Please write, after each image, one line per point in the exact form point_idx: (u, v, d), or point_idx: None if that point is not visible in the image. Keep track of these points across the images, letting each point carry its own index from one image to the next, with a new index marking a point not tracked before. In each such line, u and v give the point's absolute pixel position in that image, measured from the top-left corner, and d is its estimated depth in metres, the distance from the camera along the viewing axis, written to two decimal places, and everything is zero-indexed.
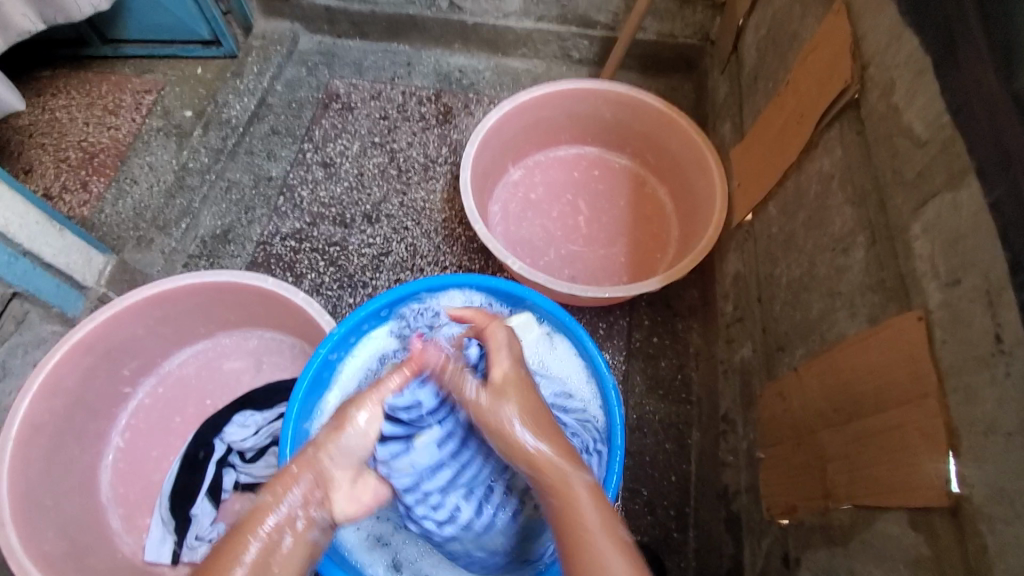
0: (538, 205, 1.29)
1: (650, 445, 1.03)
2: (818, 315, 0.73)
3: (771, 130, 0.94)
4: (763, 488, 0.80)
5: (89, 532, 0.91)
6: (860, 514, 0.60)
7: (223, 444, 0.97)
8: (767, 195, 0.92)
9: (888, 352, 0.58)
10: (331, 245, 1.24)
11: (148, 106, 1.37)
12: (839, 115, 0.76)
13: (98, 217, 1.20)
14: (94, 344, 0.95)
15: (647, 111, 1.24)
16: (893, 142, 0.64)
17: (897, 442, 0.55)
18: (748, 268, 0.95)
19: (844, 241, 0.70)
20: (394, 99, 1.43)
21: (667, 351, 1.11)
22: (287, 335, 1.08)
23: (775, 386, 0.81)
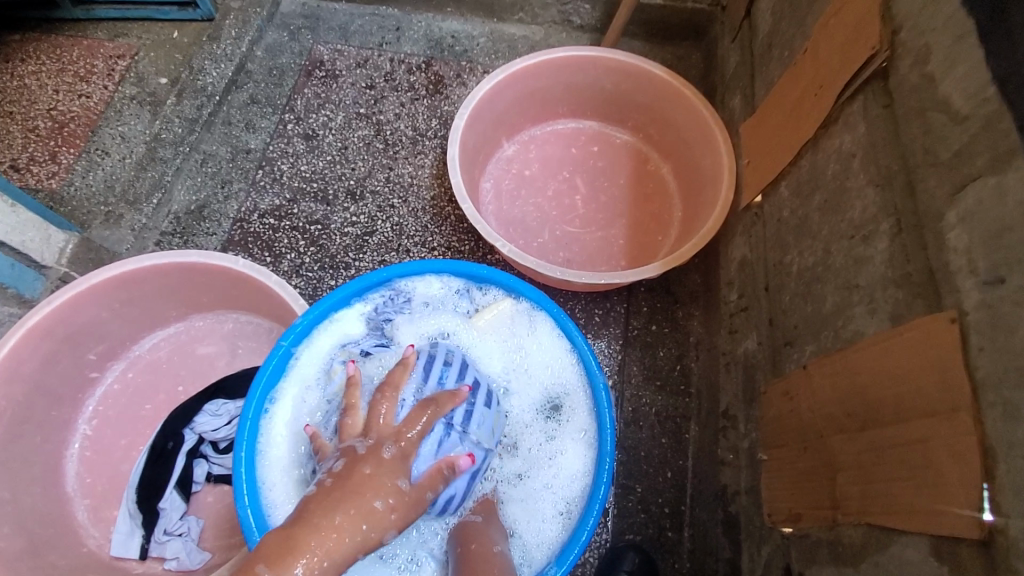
0: (533, 182, 1.22)
1: (646, 439, 0.98)
2: (832, 309, 0.66)
3: (785, 104, 0.86)
4: (764, 492, 0.75)
5: (51, 526, 0.87)
6: (872, 533, 0.54)
7: (194, 435, 0.92)
8: (779, 175, 0.85)
9: (913, 356, 0.51)
10: (312, 224, 1.17)
11: (120, 72, 1.28)
12: (863, 87, 0.68)
13: (66, 191, 1.13)
14: (53, 328, 0.89)
15: (651, 82, 1.15)
16: (926, 117, 0.57)
17: (920, 458, 0.49)
18: (756, 254, 0.88)
19: (865, 227, 0.63)
20: (382, 67, 1.34)
21: (666, 341, 1.04)
22: (264, 319, 1.01)
23: (781, 384, 0.74)
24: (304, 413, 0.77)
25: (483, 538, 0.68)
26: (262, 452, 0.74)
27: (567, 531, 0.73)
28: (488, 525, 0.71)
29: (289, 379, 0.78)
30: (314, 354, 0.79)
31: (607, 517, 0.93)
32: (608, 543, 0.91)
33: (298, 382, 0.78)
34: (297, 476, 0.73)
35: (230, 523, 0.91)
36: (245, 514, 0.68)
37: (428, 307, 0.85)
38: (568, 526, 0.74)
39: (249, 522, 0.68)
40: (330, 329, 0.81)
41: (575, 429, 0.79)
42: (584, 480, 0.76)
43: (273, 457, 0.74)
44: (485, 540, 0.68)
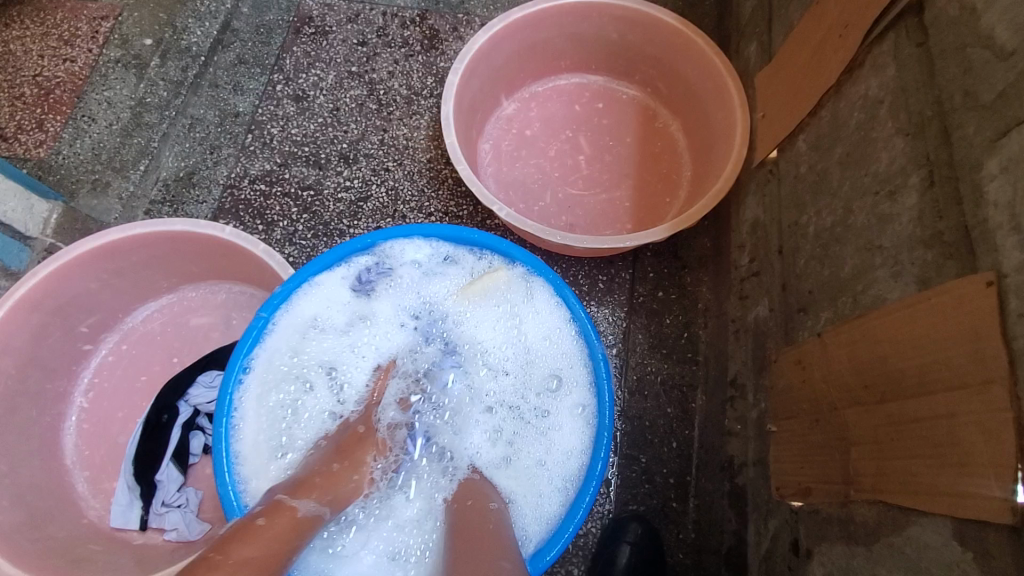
0: (534, 143, 1.15)
1: (651, 409, 0.94)
2: (851, 273, 0.61)
3: (806, 48, 0.79)
4: (772, 465, 0.72)
5: (51, 498, 0.87)
6: (889, 511, 0.51)
7: (189, 407, 0.91)
8: (796, 127, 0.78)
9: (941, 323, 0.46)
10: (304, 190, 1.12)
11: (104, 34, 1.21)
12: (894, 24, 0.61)
13: (54, 159, 1.09)
14: (42, 300, 0.87)
15: (661, 31, 1.07)
16: (968, 54, 0.50)
17: (944, 434, 0.45)
18: (769, 215, 0.83)
19: (891, 181, 0.57)
20: (374, 22, 1.27)
21: (673, 308, 1.00)
22: (258, 290, 0.98)
23: (793, 353, 0.70)
24: (284, 383, 0.74)
25: (478, 496, 0.67)
26: (240, 423, 0.71)
27: (563, 506, 0.71)
28: (482, 486, 0.70)
29: (267, 346, 0.74)
30: (294, 321, 0.76)
31: (609, 488, 0.90)
32: (611, 513, 0.89)
33: (277, 351, 0.74)
34: (276, 448, 0.71)
35: None
36: (224, 489, 0.66)
37: (416, 272, 0.80)
38: (562, 502, 0.71)
39: (227, 496, 0.66)
40: (311, 294, 0.77)
41: (570, 401, 0.76)
42: (580, 455, 0.73)
43: (249, 428, 0.71)
44: (483, 499, 0.66)
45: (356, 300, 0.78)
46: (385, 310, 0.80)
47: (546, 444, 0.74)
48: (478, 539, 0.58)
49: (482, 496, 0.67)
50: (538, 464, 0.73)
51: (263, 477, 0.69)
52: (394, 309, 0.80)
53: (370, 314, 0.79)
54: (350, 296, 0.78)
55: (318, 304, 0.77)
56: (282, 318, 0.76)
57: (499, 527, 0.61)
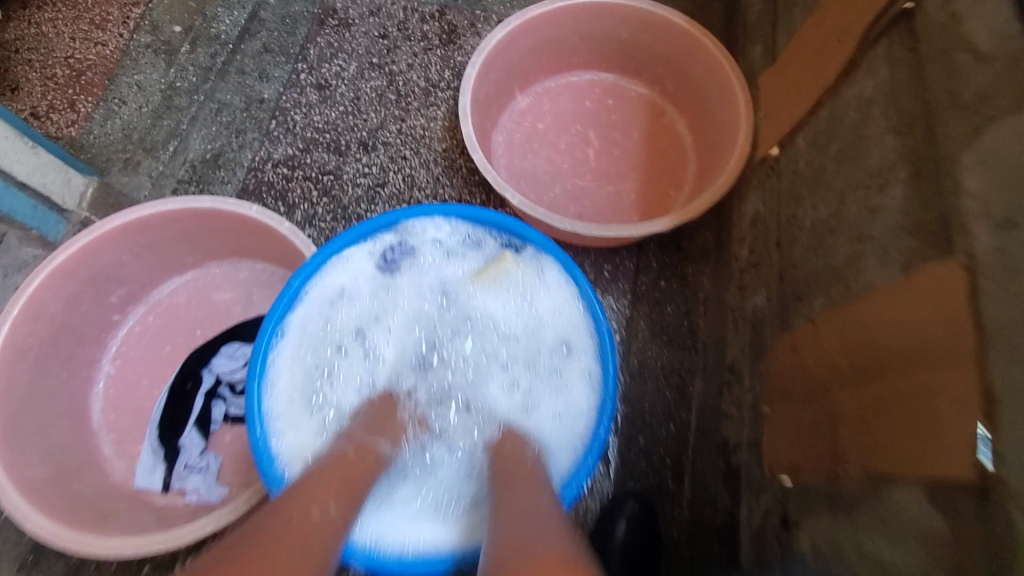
0: (546, 136, 1.20)
1: (651, 393, 0.98)
2: (843, 261, 0.65)
3: (808, 50, 0.83)
4: (765, 444, 0.76)
5: (79, 458, 0.90)
6: (871, 480, 0.54)
7: (212, 376, 0.96)
8: (796, 126, 0.82)
9: (923, 305, 0.50)
10: (325, 174, 1.17)
11: (135, 20, 1.26)
12: (889, 29, 0.65)
13: (85, 138, 1.15)
14: (76, 269, 0.92)
15: (671, 31, 1.11)
16: (953, 57, 0.54)
17: (923, 408, 0.49)
18: (769, 209, 0.87)
19: (881, 176, 0.61)
20: (395, 16, 1.32)
21: (675, 297, 1.04)
22: (279, 267, 1.03)
23: (788, 338, 0.74)
24: (314, 347, 0.79)
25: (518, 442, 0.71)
26: (272, 382, 0.75)
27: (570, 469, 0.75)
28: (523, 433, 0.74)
29: (298, 313, 0.79)
30: (322, 291, 0.80)
31: (608, 467, 0.95)
32: (609, 491, 0.94)
33: (307, 317, 0.79)
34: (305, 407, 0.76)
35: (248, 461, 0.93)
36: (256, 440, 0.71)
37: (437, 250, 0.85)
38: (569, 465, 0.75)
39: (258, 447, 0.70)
40: (339, 267, 0.81)
41: (579, 372, 0.80)
42: (587, 422, 0.77)
43: (280, 388, 0.76)
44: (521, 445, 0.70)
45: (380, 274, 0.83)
46: (407, 285, 0.84)
47: (555, 411, 0.78)
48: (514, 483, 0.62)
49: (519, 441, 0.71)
50: (547, 427, 0.77)
51: (295, 431, 0.74)
52: (415, 283, 0.85)
53: (393, 288, 0.84)
54: (376, 269, 0.83)
55: (346, 276, 0.81)
56: (312, 288, 0.80)
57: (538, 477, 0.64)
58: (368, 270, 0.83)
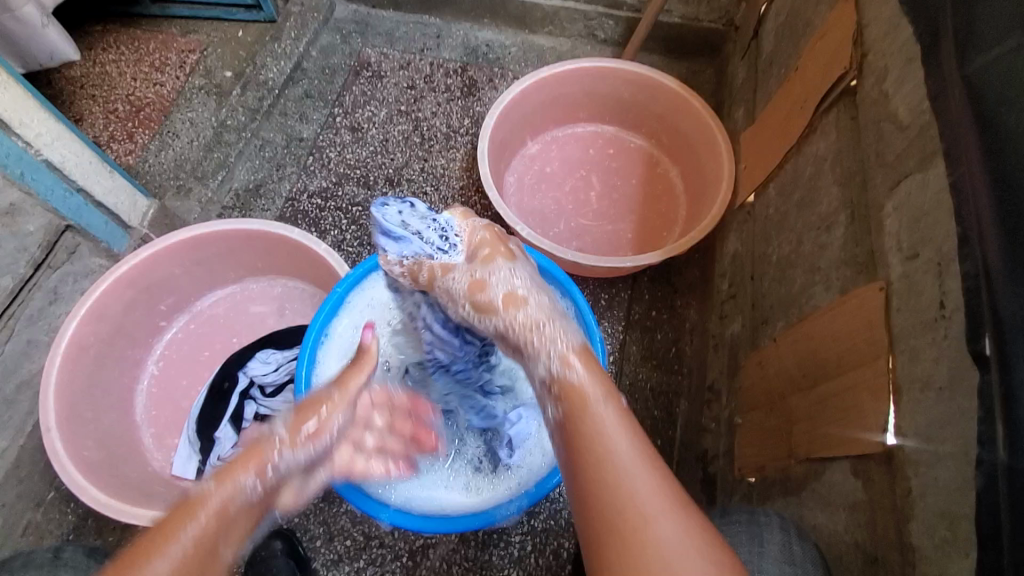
0: (552, 179, 1.34)
1: (641, 410, 1.09)
2: (799, 289, 0.77)
3: (778, 115, 0.98)
4: (737, 450, 0.86)
5: (124, 447, 1.01)
6: (814, 466, 0.65)
7: (246, 378, 1.06)
8: (768, 177, 0.96)
9: (852, 319, 0.62)
10: (354, 206, 1.31)
11: (191, 64, 1.42)
12: (836, 101, 0.79)
13: (141, 166, 1.27)
14: (135, 278, 1.04)
15: (665, 93, 1.27)
16: (880, 127, 0.68)
17: (849, 400, 0.60)
18: (746, 247, 1.00)
19: (828, 219, 0.74)
20: (422, 70, 1.49)
21: (664, 325, 1.16)
22: (311, 285, 1.16)
23: (756, 357, 0.85)
24: (351, 350, 0.88)
25: (583, 380, 0.63)
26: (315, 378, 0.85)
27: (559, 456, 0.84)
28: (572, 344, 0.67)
29: (339, 319, 0.89)
30: (362, 299, 0.90)
31: None
32: None
33: (347, 322, 0.89)
34: None
35: None
36: None
37: None
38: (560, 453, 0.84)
39: None
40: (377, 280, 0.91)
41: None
42: None
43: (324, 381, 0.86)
44: (584, 394, 0.62)
45: None
46: None
47: None
48: (587, 454, 0.58)
49: (591, 381, 0.63)
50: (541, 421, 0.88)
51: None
52: None
53: None
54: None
55: (380, 288, 0.91)
56: (353, 297, 0.90)
57: (634, 443, 0.58)
58: None
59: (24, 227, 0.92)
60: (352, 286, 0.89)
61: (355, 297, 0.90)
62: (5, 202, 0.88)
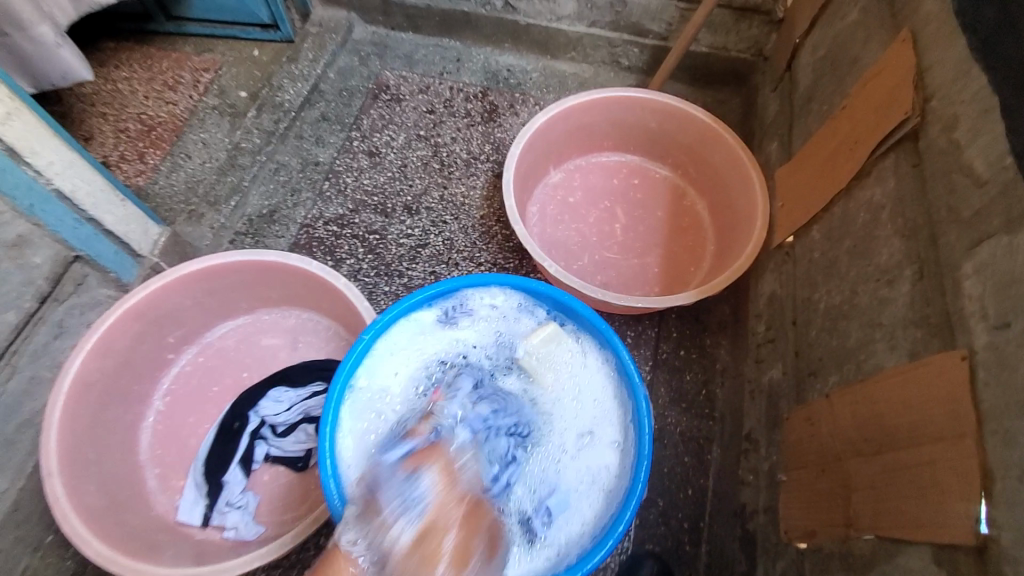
0: (576, 209, 1.30)
1: (670, 457, 1.03)
2: (855, 343, 0.73)
3: (821, 154, 0.94)
4: (782, 509, 0.81)
5: (127, 490, 0.96)
6: (883, 545, 0.60)
7: (257, 417, 1.01)
8: (811, 219, 0.92)
9: (928, 388, 0.58)
10: (371, 234, 1.27)
11: (204, 83, 1.39)
12: (895, 145, 0.75)
13: (151, 187, 1.23)
14: (144, 310, 0.99)
15: (695, 125, 1.24)
16: (951, 178, 0.64)
17: (926, 477, 0.55)
18: (786, 290, 0.96)
19: (890, 272, 0.70)
20: (442, 94, 1.46)
21: (694, 366, 1.11)
22: (326, 317, 1.11)
23: (804, 412, 0.81)
24: (377, 403, 0.82)
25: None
26: (340, 433, 0.79)
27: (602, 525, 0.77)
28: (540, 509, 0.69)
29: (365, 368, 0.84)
30: (389, 346, 0.86)
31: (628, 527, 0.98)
32: (630, 551, 0.96)
33: (373, 371, 0.84)
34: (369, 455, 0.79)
35: (282, 502, 0.98)
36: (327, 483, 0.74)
37: (492, 315, 0.90)
38: (604, 519, 0.77)
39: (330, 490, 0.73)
40: (405, 327, 0.87)
41: (614, 436, 0.82)
42: (622, 478, 0.79)
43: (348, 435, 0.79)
44: None
45: (443, 334, 0.88)
46: (467, 342, 0.88)
47: (593, 469, 0.80)
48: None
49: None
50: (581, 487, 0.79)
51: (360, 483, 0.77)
52: (475, 341, 0.88)
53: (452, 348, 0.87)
54: (435, 332, 0.88)
55: (408, 337, 0.87)
56: (379, 344, 0.86)
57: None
58: (431, 329, 0.88)
59: (30, 259, 0.87)
60: (379, 333, 0.84)
61: (382, 344, 0.85)
62: (13, 233, 0.84)
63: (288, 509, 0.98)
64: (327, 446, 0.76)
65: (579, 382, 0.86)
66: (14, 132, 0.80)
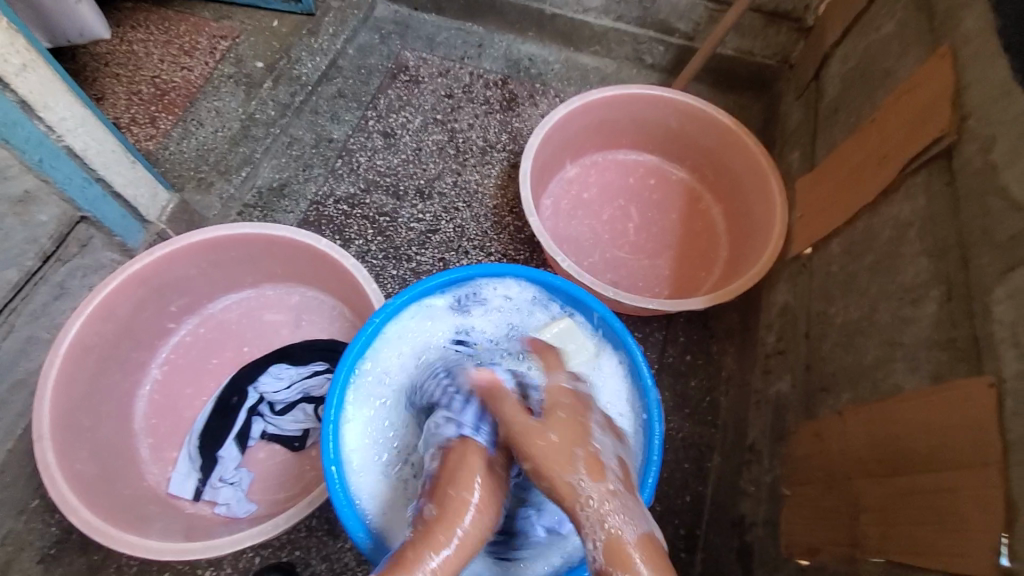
0: (590, 205, 1.29)
1: (670, 462, 1.03)
2: (873, 362, 0.72)
3: (846, 166, 0.92)
4: (783, 523, 0.80)
5: (120, 458, 0.94)
6: (892, 569, 0.59)
7: (256, 393, 1.00)
8: (831, 232, 0.91)
9: (951, 414, 0.57)
10: (381, 216, 1.25)
11: (221, 51, 1.35)
12: (928, 162, 0.73)
13: (161, 152, 1.21)
14: (148, 277, 0.97)
15: (717, 128, 1.22)
16: (985, 200, 0.62)
17: (946, 504, 0.55)
18: (800, 302, 0.94)
19: (914, 291, 0.69)
20: (461, 79, 1.43)
21: (699, 372, 1.10)
22: (331, 297, 1.09)
23: (812, 427, 0.80)
24: (385, 390, 0.82)
25: (625, 540, 0.62)
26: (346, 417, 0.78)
27: None
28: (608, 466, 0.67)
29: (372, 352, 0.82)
30: (397, 331, 0.84)
31: None
32: None
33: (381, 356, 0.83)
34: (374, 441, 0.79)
35: (276, 480, 0.97)
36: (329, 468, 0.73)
37: (504, 306, 0.89)
38: None
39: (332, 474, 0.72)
40: (415, 313, 0.86)
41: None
42: None
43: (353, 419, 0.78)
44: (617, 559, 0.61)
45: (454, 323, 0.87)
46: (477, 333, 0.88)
47: None
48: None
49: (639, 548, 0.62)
50: None
51: (364, 467, 0.77)
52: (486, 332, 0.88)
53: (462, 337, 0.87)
54: (446, 320, 0.87)
55: (418, 323, 0.86)
56: (388, 329, 0.84)
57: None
58: (442, 317, 0.87)
59: (36, 216, 0.85)
60: (390, 317, 0.83)
61: (391, 328, 0.84)
62: (21, 188, 0.82)
63: (282, 488, 0.97)
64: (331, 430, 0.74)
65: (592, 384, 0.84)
66: (27, 85, 0.78)
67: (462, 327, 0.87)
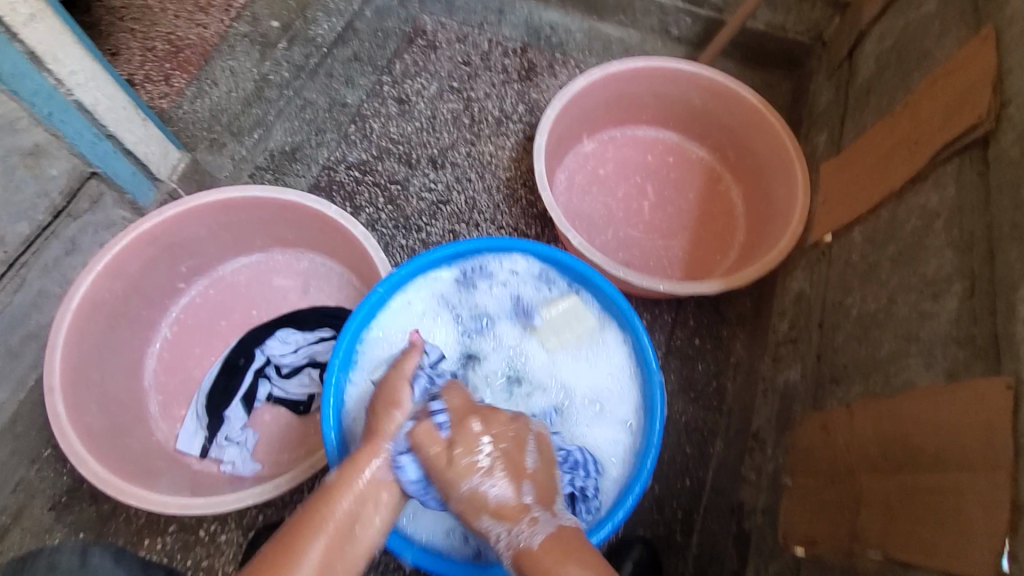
0: (605, 181, 1.26)
1: (672, 445, 1.02)
2: (886, 356, 0.70)
3: (874, 152, 0.89)
4: (783, 513, 0.79)
5: (129, 413, 0.96)
6: (888, 565, 0.58)
7: (263, 356, 1.01)
8: (853, 220, 0.88)
9: (963, 414, 0.55)
10: (393, 184, 1.24)
11: (237, 9, 1.29)
12: (961, 150, 0.70)
13: (175, 112, 1.19)
14: (158, 237, 0.98)
15: (741, 106, 1.17)
16: (1018, 192, 0.59)
17: (948, 504, 0.53)
18: (815, 290, 0.92)
19: (936, 285, 0.66)
20: (480, 46, 1.40)
21: (707, 357, 1.08)
22: (339, 264, 1.09)
23: (819, 418, 0.78)
24: (389, 362, 0.81)
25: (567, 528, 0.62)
26: (348, 383, 0.79)
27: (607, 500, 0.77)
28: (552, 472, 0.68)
29: (377, 321, 0.82)
30: (401, 302, 0.84)
31: None
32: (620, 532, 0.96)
33: (384, 326, 0.83)
34: None
35: (280, 443, 0.98)
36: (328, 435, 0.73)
37: (510, 281, 0.87)
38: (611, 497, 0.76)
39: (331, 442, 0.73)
40: (420, 283, 0.85)
41: (623, 412, 0.82)
42: (625, 461, 0.79)
43: (358, 389, 0.79)
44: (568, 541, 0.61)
45: (459, 295, 0.86)
46: (482, 307, 0.86)
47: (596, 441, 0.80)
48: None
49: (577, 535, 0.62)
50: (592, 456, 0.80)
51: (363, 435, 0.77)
52: (491, 306, 0.86)
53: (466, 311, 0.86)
54: (452, 293, 0.86)
55: (422, 294, 0.85)
56: (392, 298, 0.84)
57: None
58: (448, 291, 0.86)
59: (46, 170, 0.85)
60: (395, 287, 0.83)
61: (395, 299, 0.84)
62: (31, 141, 0.81)
63: (286, 450, 0.98)
64: (332, 399, 0.75)
65: (596, 365, 0.84)
66: (37, 36, 0.76)
67: (467, 302, 0.86)
